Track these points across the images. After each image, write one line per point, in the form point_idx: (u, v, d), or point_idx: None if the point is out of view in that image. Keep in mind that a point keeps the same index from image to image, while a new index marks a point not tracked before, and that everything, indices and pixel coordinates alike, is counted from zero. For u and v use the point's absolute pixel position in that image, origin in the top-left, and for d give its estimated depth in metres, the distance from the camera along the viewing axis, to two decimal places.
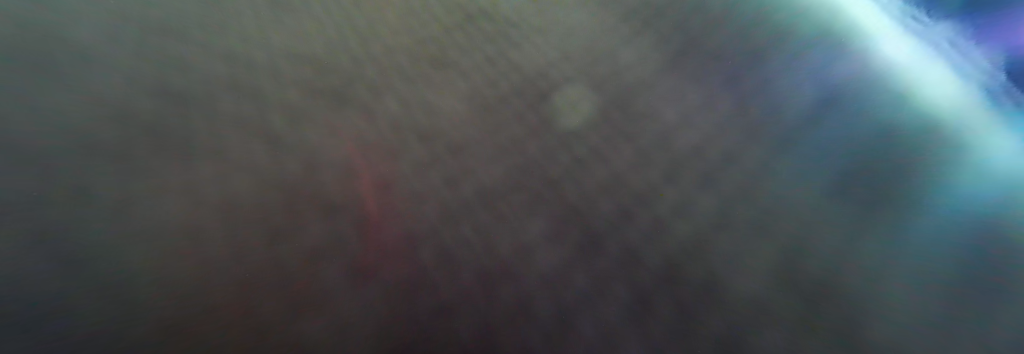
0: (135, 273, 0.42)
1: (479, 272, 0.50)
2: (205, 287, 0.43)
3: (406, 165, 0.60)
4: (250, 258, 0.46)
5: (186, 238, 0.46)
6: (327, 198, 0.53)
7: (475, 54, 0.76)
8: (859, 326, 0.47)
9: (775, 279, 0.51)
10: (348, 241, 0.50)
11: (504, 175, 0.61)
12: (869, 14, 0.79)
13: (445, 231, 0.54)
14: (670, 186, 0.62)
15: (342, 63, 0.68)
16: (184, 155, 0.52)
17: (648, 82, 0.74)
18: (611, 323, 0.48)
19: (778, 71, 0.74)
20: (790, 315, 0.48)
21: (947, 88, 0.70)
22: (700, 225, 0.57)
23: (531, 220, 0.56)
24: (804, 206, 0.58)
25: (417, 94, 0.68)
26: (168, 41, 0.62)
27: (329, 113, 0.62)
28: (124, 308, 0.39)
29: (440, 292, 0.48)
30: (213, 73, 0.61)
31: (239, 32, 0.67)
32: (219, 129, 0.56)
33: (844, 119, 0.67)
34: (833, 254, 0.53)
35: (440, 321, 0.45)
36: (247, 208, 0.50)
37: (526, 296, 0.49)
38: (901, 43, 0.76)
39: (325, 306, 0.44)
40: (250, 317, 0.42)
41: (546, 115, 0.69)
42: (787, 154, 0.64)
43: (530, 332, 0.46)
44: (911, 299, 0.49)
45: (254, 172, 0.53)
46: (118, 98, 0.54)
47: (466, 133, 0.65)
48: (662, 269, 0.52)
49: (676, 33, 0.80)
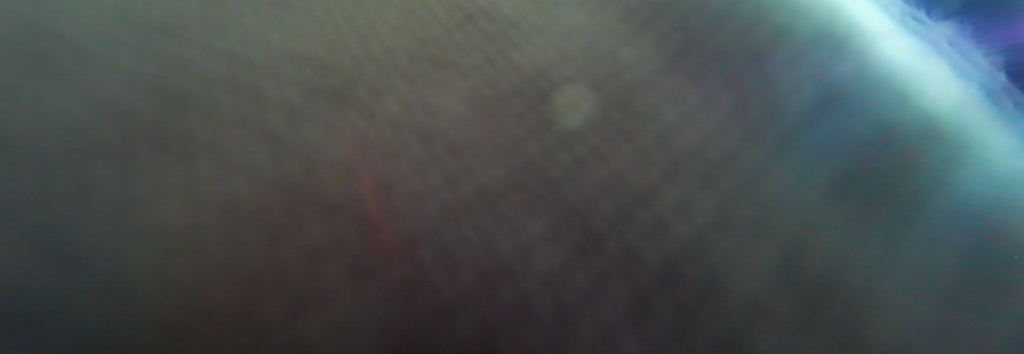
0: (135, 272, 0.41)
1: (479, 272, 0.49)
2: (201, 288, 0.41)
3: (406, 165, 0.58)
4: (250, 258, 0.45)
5: (186, 236, 0.45)
6: (327, 198, 0.52)
7: (475, 54, 0.75)
8: (859, 326, 0.47)
9: (775, 279, 0.51)
10: (348, 241, 0.49)
11: (504, 174, 0.61)
12: (869, 14, 0.81)
13: (445, 231, 0.53)
14: (670, 186, 0.62)
15: (341, 63, 0.68)
16: (185, 155, 0.51)
17: (648, 82, 0.74)
18: (612, 323, 0.47)
19: (779, 70, 0.74)
20: (790, 315, 0.48)
21: (945, 87, 0.71)
22: (701, 224, 0.57)
23: (531, 219, 0.56)
24: (803, 207, 0.58)
25: (416, 94, 0.67)
26: (167, 41, 0.62)
27: (327, 112, 0.61)
28: (128, 308, 0.38)
29: (440, 292, 0.46)
30: (213, 72, 0.61)
31: (238, 31, 0.66)
32: (220, 129, 0.55)
33: (842, 119, 0.67)
34: (833, 254, 0.53)
35: (439, 320, 0.44)
36: (246, 207, 0.49)
37: (525, 297, 0.48)
38: (899, 45, 0.77)
39: (326, 306, 0.43)
40: (249, 317, 0.41)
41: (546, 116, 0.69)
42: (786, 155, 0.64)
43: (529, 334, 0.45)
44: (909, 297, 0.49)
45: (253, 171, 0.52)
46: (118, 98, 0.54)
47: (467, 133, 0.64)
48: (662, 269, 0.52)
49: (676, 34, 0.80)
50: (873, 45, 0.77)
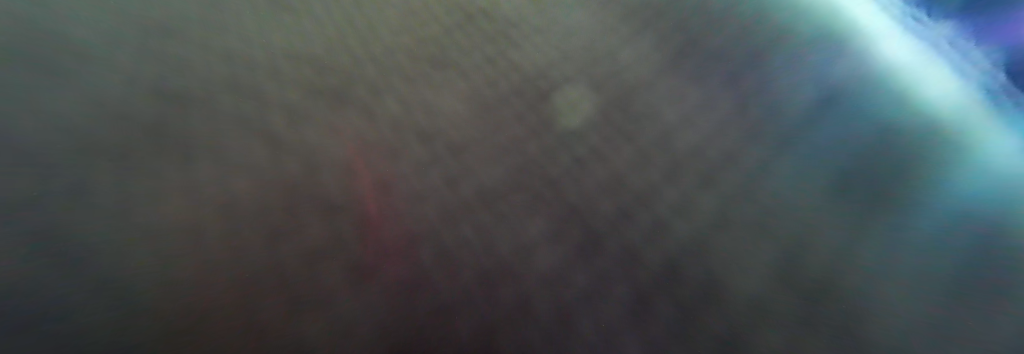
0: (134, 273, 0.41)
1: (480, 272, 0.49)
2: (200, 288, 0.41)
3: (406, 166, 0.58)
4: (250, 258, 0.45)
5: (186, 236, 0.45)
6: (327, 199, 0.52)
7: (475, 54, 0.75)
8: (860, 326, 0.47)
9: (775, 278, 0.51)
10: (349, 242, 0.49)
11: (504, 175, 0.60)
12: (870, 14, 0.81)
13: (446, 231, 0.52)
14: (670, 186, 0.61)
15: (341, 62, 0.67)
16: (185, 155, 0.51)
17: (649, 82, 0.74)
18: (612, 323, 0.47)
19: (778, 70, 0.74)
20: (791, 314, 0.48)
21: (944, 87, 0.71)
22: (702, 224, 0.56)
23: (531, 220, 0.55)
24: (802, 207, 0.58)
25: (416, 93, 0.67)
26: (167, 41, 0.61)
27: (327, 112, 0.61)
28: (127, 308, 0.38)
29: (439, 292, 0.46)
30: (214, 71, 0.60)
31: (239, 31, 0.65)
32: (219, 130, 0.55)
33: (841, 119, 0.68)
34: (833, 254, 0.53)
35: (439, 320, 0.44)
36: (246, 207, 0.49)
37: (525, 297, 0.48)
38: (898, 44, 0.77)
39: (325, 307, 0.43)
40: (249, 317, 0.41)
41: (546, 116, 0.69)
42: (786, 155, 0.64)
43: (530, 334, 0.45)
44: (909, 298, 0.49)
45: (252, 173, 0.52)
46: (118, 98, 0.53)
47: (467, 133, 0.64)
48: (663, 270, 0.52)
49: (677, 33, 0.80)
50: (872, 44, 0.77)
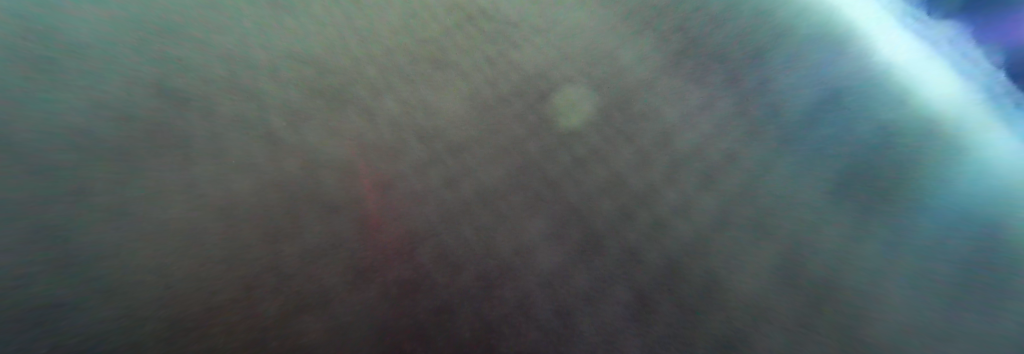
0: (139, 276, 0.42)
1: (479, 272, 0.50)
2: (205, 291, 0.43)
3: (405, 166, 0.58)
4: (250, 259, 0.45)
5: (185, 239, 0.45)
6: (326, 199, 0.52)
7: (475, 53, 0.74)
8: (854, 327, 0.48)
9: (774, 279, 0.52)
10: (348, 242, 0.49)
11: (504, 175, 0.60)
12: (871, 12, 0.79)
13: (445, 232, 0.52)
14: (671, 186, 0.61)
15: (340, 61, 0.66)
16: (184, 156, 0.51)
17: (649, 82, 0.74)
18: (611, 324, 0.48)
19: (778, 69, 0.74)
20: (788, 314, 0.49)
21: (941, 89, 0.71)
22: (703, 225, 0.56)
23: (531, 220, 0.55)
24: (803, 207, 0.58)
25: (416, 94, 0.67)
26: (160, 37, 0.60)
27: (327, 113, 0.60)
28: (137, 310, 0.40)
29: (439, 294, 0.47)
30: (211, 70, 0.59)
31: (234, 27, 0.64)
32: (219, 131, 0.54)
33: (841, 120, 0.67)
34: (833, 255, 0.54)
35: (439, 322, 0.46)
36: (246, 208, 0.49)
37: (526, 298, 0.48)
38: (899, 43, 0.76)
39: (327, 307, 0.44)
40: (253, 318, 0.42)
41: (546, 116, 0.68)
42: (786, 156, 0.64)
43: (528, 334, 0.46)
44: (902, 300, 0.51)
45: (251, 174, 0.52)
46: (116, 99, 0.53)
47: (466, 133, 0.64)
48: (663, 270, 0.52)
49: (677, 33, 0.80)
50: (871, 44, 0.76)
